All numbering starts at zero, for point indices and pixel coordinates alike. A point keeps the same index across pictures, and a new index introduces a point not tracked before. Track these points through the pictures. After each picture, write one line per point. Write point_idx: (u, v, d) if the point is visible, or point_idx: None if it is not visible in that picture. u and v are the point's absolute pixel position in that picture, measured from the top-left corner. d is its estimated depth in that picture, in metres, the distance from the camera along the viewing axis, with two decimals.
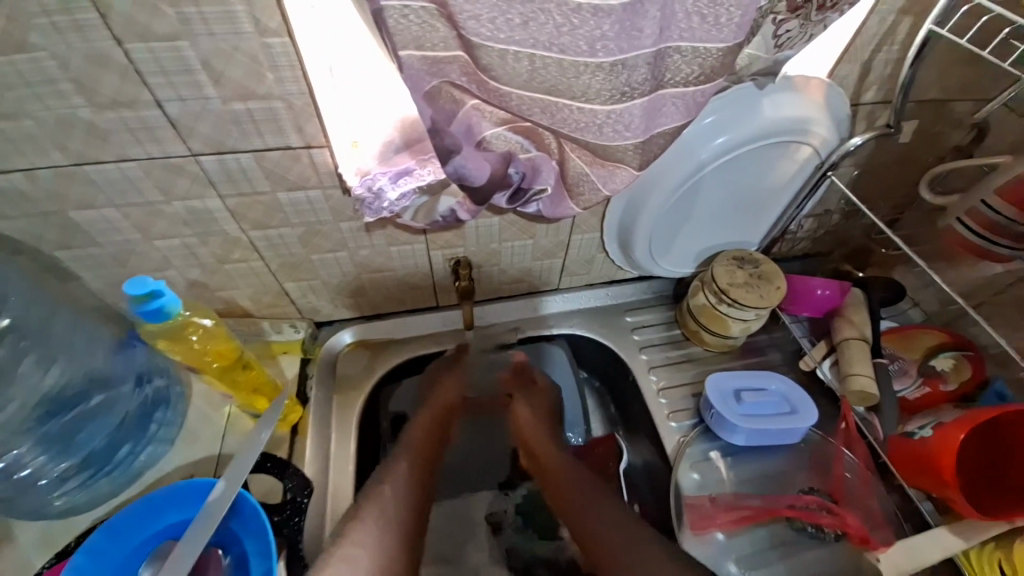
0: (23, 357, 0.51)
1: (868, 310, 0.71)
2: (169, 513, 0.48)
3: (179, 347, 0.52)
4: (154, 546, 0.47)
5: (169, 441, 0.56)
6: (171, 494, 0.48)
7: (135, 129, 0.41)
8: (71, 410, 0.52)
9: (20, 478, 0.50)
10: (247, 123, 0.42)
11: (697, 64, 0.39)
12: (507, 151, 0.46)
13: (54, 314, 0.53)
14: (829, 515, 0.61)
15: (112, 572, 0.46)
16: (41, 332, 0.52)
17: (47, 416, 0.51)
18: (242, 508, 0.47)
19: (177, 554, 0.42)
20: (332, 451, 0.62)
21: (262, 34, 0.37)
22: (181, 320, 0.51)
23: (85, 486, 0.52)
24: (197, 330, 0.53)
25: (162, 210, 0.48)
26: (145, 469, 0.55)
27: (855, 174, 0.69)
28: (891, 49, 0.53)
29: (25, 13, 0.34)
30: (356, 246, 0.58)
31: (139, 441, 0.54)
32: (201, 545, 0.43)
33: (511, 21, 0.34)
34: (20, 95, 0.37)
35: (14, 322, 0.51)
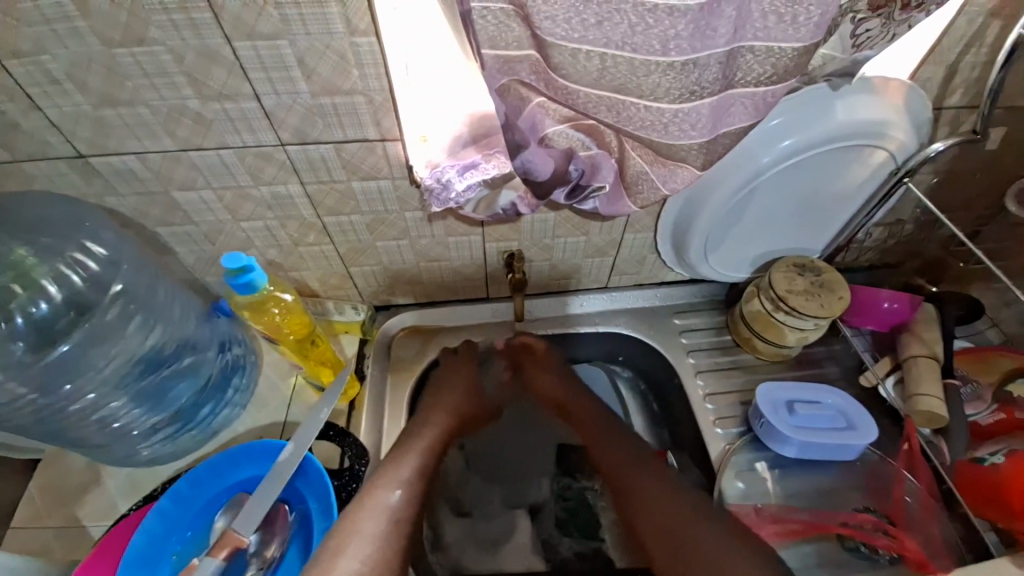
0: (130, 319, 0.55)
1: (941, 327, 0.66)
2: (242, 468, 0.53)
3: (261, 318, 0.58)
4: (229, 497, 0.52)
5: (242, 405, 0.62)
6: (245, 451, 0.53)
7: (235, 120, 0.45)
8: (164, 370, 0.57)
9: (117, 426, 0.56)
10: (331, 115, 0.46)
11: (770, 64, 0.39)
12: (569, 148, 0.48)
13: (156, 283, 0.56)
14: (887, 537, 0.58)
15: (192, 515, 0.51)
16: (147, 298, 0.55)
17: (145, 372, 0.56)
18: (307, 470, 0.51)
19: (251, 505, 0.47)
20: (385, 426, 0.66)
21: (352, 34, 0.40)
22: (266, 294, 0.56)
23: (171, 438, 0.58)
24: (278, 304, 0.57)
25: (250, 194, 0.53)
26: (221, 429, 0.61)
27: (933, 182, 0.66)
28: (982, 51, 0.50)
29: (153, 14, 0.38)
30: (417, 235, 0.61)
31: (218, 403, 0.61)
32: (271, 500, 0.48)
33: (586, 22, 0.35)
34: (142, 86, 0.42)
35: (125, 288, 0.54)
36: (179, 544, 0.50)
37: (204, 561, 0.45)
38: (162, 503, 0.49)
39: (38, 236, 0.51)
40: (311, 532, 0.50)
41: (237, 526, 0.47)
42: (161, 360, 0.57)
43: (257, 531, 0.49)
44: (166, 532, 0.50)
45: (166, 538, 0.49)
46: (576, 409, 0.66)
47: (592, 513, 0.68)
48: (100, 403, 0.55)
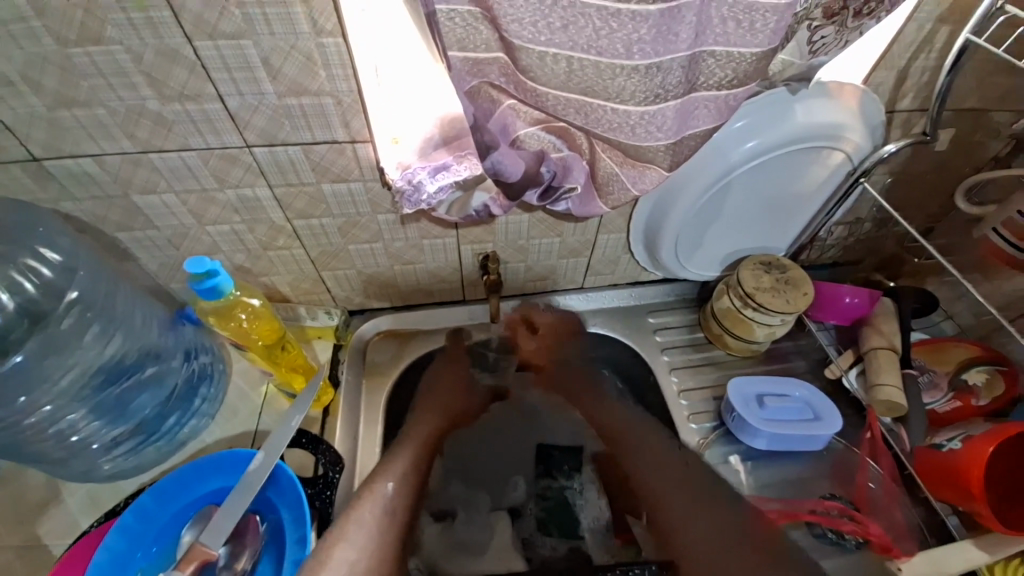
0: (88, 328, 0.52)
1: (900, 320, 0.69)
2: (210, 480, 0.51)
3: (228, 324, 0.56)
4: (195, 510, 0.50)
5: (211, 415, 0.61)
6: (213, 463, 0.51)
7: (198, 121, 0.44)
8: (125, 380, 0.55)
9: (74, 441, 0.54)
10: (298, 117, 0.45)
11: (731, 68, 0.40)
12: (541, 150, 0.48)
13: (115, 289, 0.54)
14: (852, 522, 0.61)
15: (156, 531, 0.49)
16: (107, 306, 0.53)
17: (104, 384, 0.54)
18: (278, 479, 0.50)
19: (219, 519, 0.46)
20: (361, 432, 0.66)
21: (318, 34, 0.40)
22: (233, 299, 0.55)
23: (135, 450, 0.56)
24: (246, 310, 0.56)
25: (216, 197, 0.52)
26: (188, 440, 0.59)
27: (888, 182, 0.69)
28: (929, 57, 0.53)
29: (105, 10, 0.37)
30: (391, 238, 0.61)
31: (185, 413, 0.59)
32: (240, 512, 0.46)
33: (552, 25, 0.36)
34: (96, 86, 0.41)
35: (81, 295, 0.52)
36: (142, 562, 0.48)
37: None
38: (124, 519, 0.48)
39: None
40: (283, 544, 0.48)
41: (205, 539, 0.45)
42: (123, 369, 0.55)
43: (228, 543, 0.48)
44: (129, 550, 0.48)
45: (128, 556, 0.47)
46: (583, 398, 0.72)
47: (572, 513, 0.67)
48: (57, 415, 0.52)
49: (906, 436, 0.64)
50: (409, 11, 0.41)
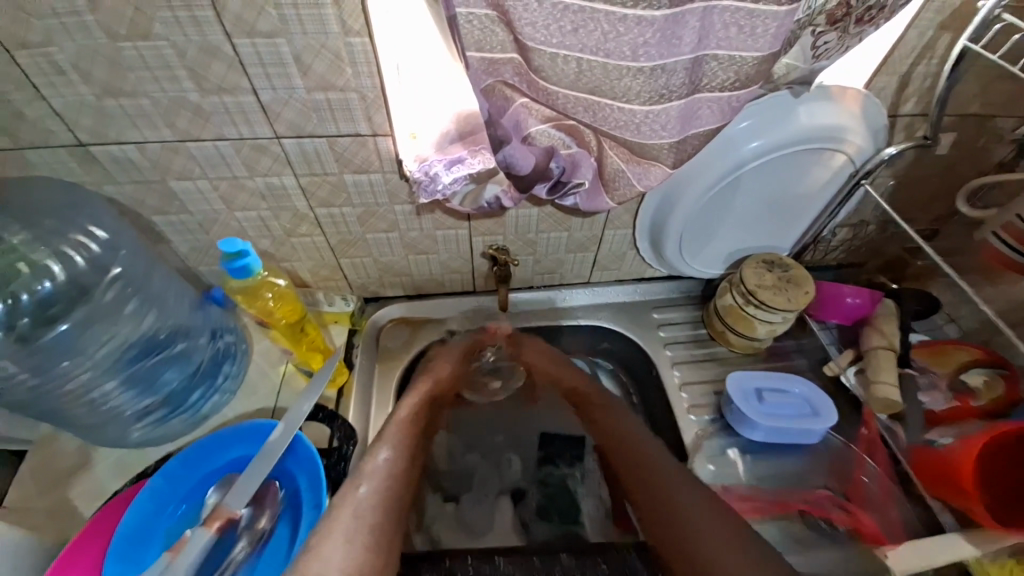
0: (128, 302, 0.57)
1: (901, 322, 0.70)
2: (233, 449, 0.54)
3: (254, 303, 0.60)
4: (218, 477, 0.53)
5: (233, 391, 0.64)
6: (235, 433, 0.54)
7: (233, 112, 0.48)
8: (156, 355, 0.59)
9: (108, 409, 0.58)
10: (325, 110, 0.48)
11: (733, 71, 0.43)
12: (550, 146, 0.51)
13: (153, 268, 0.58)
14: (842, 512, 0.64)
15: (184, 494, 0.53)
16: (144, 280, 0.57)
17: (137, 357, 0.58)
18: (296, 449, 0.53)
19: (240, 485, 0.49)
20: (373, 413, 0.69)
21: (346, 34, 0.43)
22: (260, 279, 0.59)
23: (164, 419, 0.60)
24: (272, 289, 0.60)
25: (245, 184, 0.55)
26: (211, 414, 0.62)
27: (891, 186, 0.70)
28: (931, 62, 0.55)
29: (153, 7, 0.40)
30: (406, 228, 0.64)
31: (209, 388, 0.62)
32: (259, 479, 0.49)
33: (563, 28, 0.39)
34: (141, 78, 0.44)
35: (123, 271, 0.56)
36: (170, 523, 0.51)
37: (197, 533, 0.47)
38: (155, 482, 0.51)
39: (37, 220, 0.53)
40: (300, 509, 0.52)
41: (229, 499, 0.49)
42: (155, 343, 0.58)
43: (249, 506, 0.52)
44: (158, 510, 0.51)
45: (158, 516, 0.51)
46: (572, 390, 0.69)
47: (571, 496, 0.70)
48: (94, 384, 0.56)
49: (901, 433, 0.66)
50: (431, 12, 0.44)
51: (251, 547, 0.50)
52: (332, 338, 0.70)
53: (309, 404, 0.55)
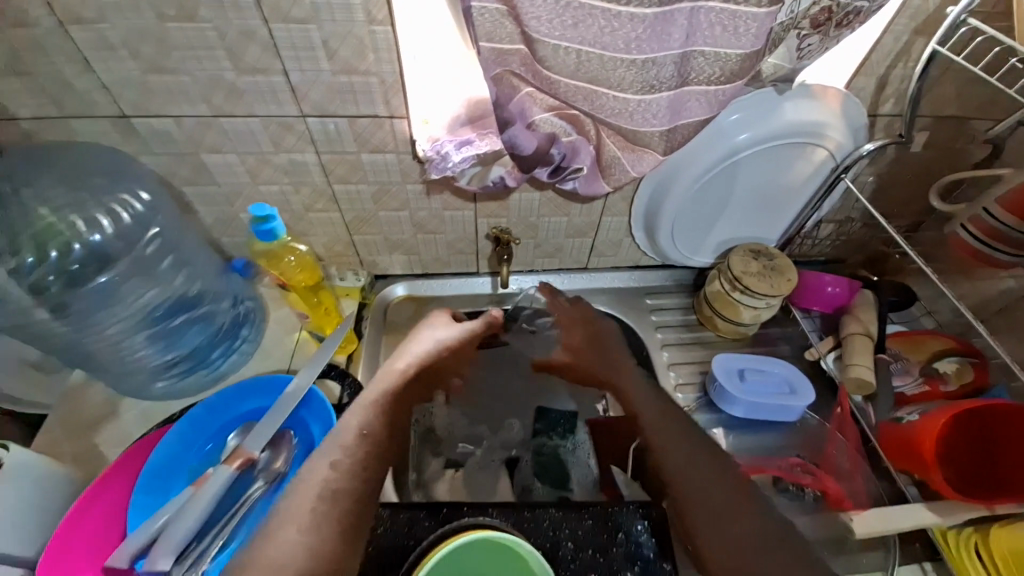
0: (165, 257, 0.63)
1: (878, 311, 0.75)
2: (252, 400, 0.59)
3: (278, 265, 0.68)
4: (237, 424, 0.58)
5: (248, 354, 0.68)
6: (255, 385, 0.60)
7: (265, 92, 0.53)
8: (183, 313, 0.65)
9: (136, 362, 0.63)
10: (348, 93, 0.53)
11: (718, 67, 0.47)
12: (552, 133, 0.55)
13: (184, 235, 0.64)
14: (812, 477, 0.68)
15: (207, 437, 0.58)
16: (178, 242, 0.63)
17: (168, 312, 0.64)
18: (311, 400, 0.59)
19: (260, 428, 0.54)
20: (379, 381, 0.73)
21: (371, 23, 0.48)
22: (285, 244, 0.68)
23: (187, 373, 0.65)
24: (294, 254, 0.69)
25: (271, 159, 0.60)
26: (227, 374, 0.67)
27: (873, 184, 0.74)
28: (907, 65, 0.59)
29: None
30: (416, 207, 0.69)
31: (228, 348, 0.67)
32: (278, 424, 0.55)
33: (565, 23, 0.43)
34: (184, 57, 0.49)
35: (161, 232, 0.62)
36: (193, 463, 0.56)
37: (219, 469, 0.52)
38: (181, 425, 0.56)
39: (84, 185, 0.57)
40: (312, 454, 0.57)
41: (249, 442, 0.54)
42: (186, 300, 0.65)
43: (265, 450, 0.57)
44: (182, 452, 0.56)
45: (182, 457, 0.56)
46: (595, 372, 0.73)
47: (563, 466, 0.74)
48: (128, 334, 0.62)
49: (872, 413, 0.70)
50: (448, 4, 0.49)
51: (266, 487, 0.55)
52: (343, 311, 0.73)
53: (324, 359, 0.61)
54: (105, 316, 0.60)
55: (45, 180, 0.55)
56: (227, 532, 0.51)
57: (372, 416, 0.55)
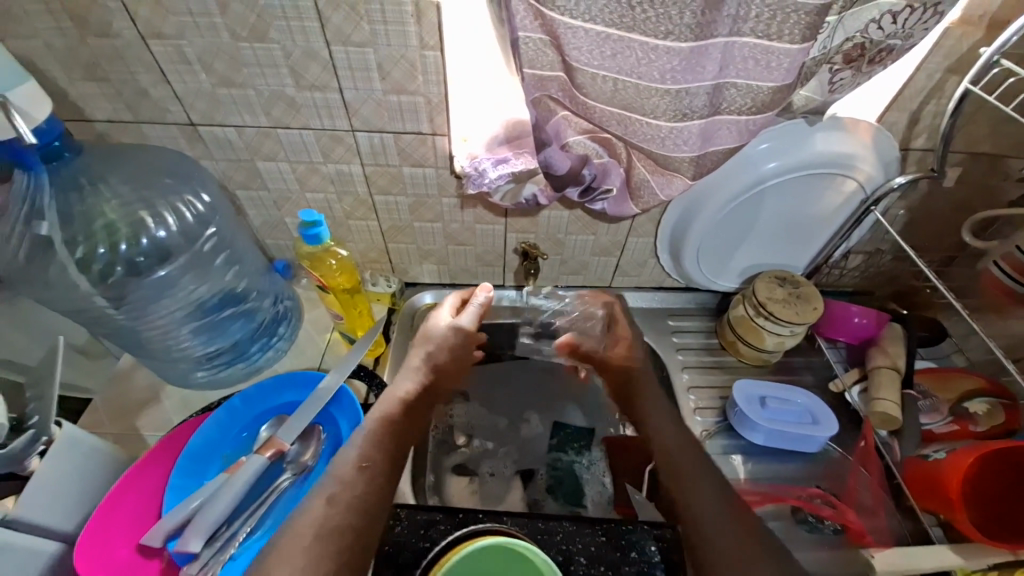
0: (219, 255, 0.67)
1: (906, 345, 0.74)
2: (285, 393, 0.62)
3: (320, 267, 0.69)
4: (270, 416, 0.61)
5: (284, 350, 0.72)
6: (289, 379, 0.62)
7: (321, 106, 0.57)
8: (227, 308, 0.68)
9: (181, 351, 0.68)
10: (396, 110, 0.57)
11: (750, 98, 0.49)
12: (584, 155, 0.58)
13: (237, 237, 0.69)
14: (832, 510, 0.67)
15: (242, 426, 0.61)
16: (233, 240, 0.67)
17: (216, 306, 0.68)
18: (340, 398, 0.61)
19: (291, 422, 0.57)
20: None
21: (423, 48, 0.51)
22: (327, 247, 0.69)
23: (227, 363, 0.69)
24: (336, 257, 0.70)
25: (319, 168, 0.64)
26: (263, 367, 0.71)
27: (904, 217, 0.73)
28: (939, 102, 0.60)
29: (272, 17, 0.49)
30: (450, 219, 0.72)
31: (266, 343, 0.71)
32: (308, 419, 0.57)
33: (604, 54, 0.46)
34: (251, 73, 0.54)
35: (217, 230, 0.66)
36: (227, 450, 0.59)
37: (253, 456, 0.54)
38: (220, 413, 0.59)
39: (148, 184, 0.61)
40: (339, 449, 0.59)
41: (281, 433, 0.56)
42: (233, 296, 0.69)
43: (295, 444, 0.59)
44: (218, 439, 0.59)
45: (218, 443, 0.59)
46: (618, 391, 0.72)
47: (577, 481, 0.75)
48: (178, 324, 0.66)
49: (899, 449, 0.69)
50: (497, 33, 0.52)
51: (294, 478, 0.57)
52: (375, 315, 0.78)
53: (354, 362, 0.63)
54: (159, 307, 0.64)
55: (117, 178, 0.59)
56: (255, 521, 0.53)
57: (373, 439, 0.54)
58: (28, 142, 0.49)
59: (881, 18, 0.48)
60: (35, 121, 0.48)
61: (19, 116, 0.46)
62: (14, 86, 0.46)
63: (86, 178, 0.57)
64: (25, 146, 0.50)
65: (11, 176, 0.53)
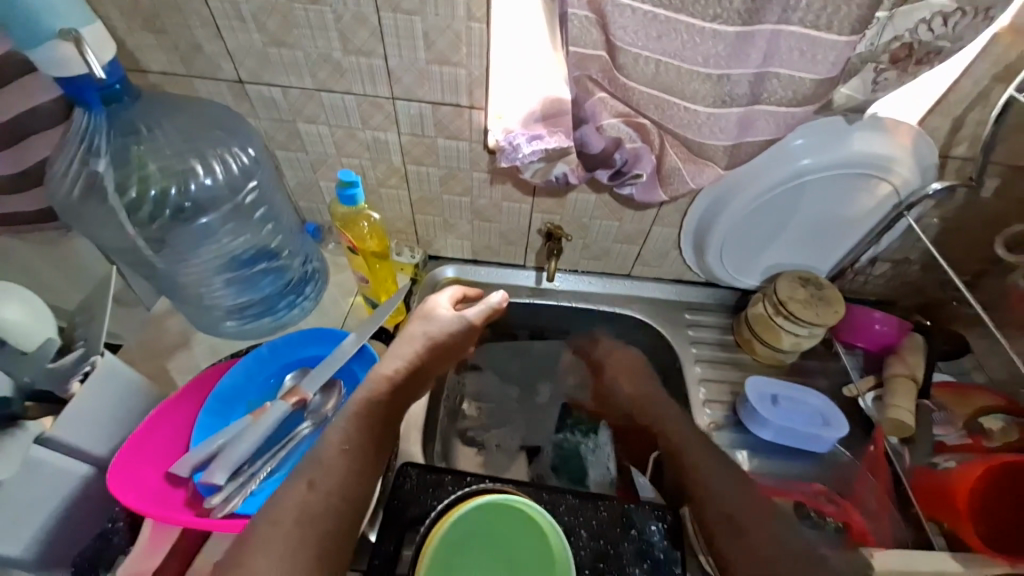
0: (258, 209, 0.70)
1: (925, 356, 0.74)
2: (310, 347, 0.65)
3: (351, 229, 0.71)
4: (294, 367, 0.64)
5: (309, 310, 0.75)
6: (314, 334, 0.65)
7: (365, 72, 0.58)
8: (260, 262, 0.71)
9: (214, 299, 0.71)
10: (437, 80, 0.59)
11: (792, 90, 0.49)
12: (616, 138, 0.58)
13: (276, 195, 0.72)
14: (835, 507, 0.68)
15: (268, 375, 0.63)
16: (272, 196, 0.71)
17: (250, 259, 0.71)
18: (363, 355, 0.64)
19: (314, 374, 0.59)
20: None
21: (470, 19, 0.53)
22: (360, 210, 0.71)
23: (255, 317, 0.72)
24: (367, 220, 0.72)
25: (356, 134, 0.66)
26: (288, 323, 0.73)
27: (939, 228, 0.72)
28: (985, 110, 0.59)
29: None
30: (478, 195, 0.73)
31: (293, 300, 0.74)
32: (331, 372, 0.59)
33: (649, 35, 0.46)
34: (301, 34, 0.55)
35: (259, 185, 0.69)
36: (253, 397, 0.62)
37: (277, 403, 0.57)
38: (248, 359, 0.62)
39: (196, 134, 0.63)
40: None
41: (304, 384, 0.59)
42: (265, 252, 0.72)
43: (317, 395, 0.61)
44: (244, 386, 0.62)
45: (244, 389, 0.62)
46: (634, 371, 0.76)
47: (581, 463, 0.76)
48: (213, 272, 0.69)
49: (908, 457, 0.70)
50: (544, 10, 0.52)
51: (314, 427, 0.59)
52: (398, 283, 0.79)
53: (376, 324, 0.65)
54: (196, 255, 0.67)
55: (173, 124, 0.61)
56: (276, 462, 0.56)
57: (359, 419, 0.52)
58: (97, 79, 0.50)
59: (931, 19, 0.47)
60: (103, 62, 0.50)
61: (91, 51, 0.48)
62: (85, 25, 0.47)
63: (144, 123, 0.59)
64: (91, 84, 0.51)
65: (73, 117, 0.56)
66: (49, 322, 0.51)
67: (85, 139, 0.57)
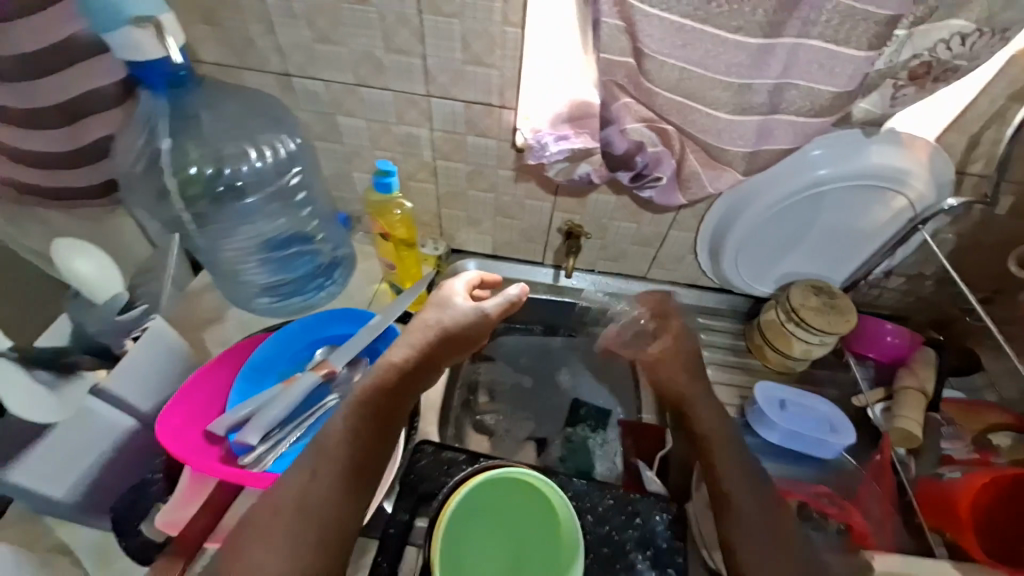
0: (298, 195, 0.75)
1: (936, 371, 0.75)
2: (339, 325, 0.68)
3: (384, 216, 0.75)
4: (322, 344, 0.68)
5: (335, 293, 0.78)
6: (343, 313, 0.68)
7: (404, 70, 0.62)
8: (294, 245, 0.76)
9: (249, 276, 0.75)
10: (470, 81, 0.62)
11: (810, 101, 0.51)
12: (639, 142, 0.60)
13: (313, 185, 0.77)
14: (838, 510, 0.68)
15: (298, 350, 0.67)
16: (314, 181, 0.76)
17: (286, 242, 0.75)
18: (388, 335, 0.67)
19: (342, 350, 0.63)
20: None
21: (505, 23, 0.56)
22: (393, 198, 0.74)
23: (289, 295, 0.76)
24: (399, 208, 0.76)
25: (391, 129, 0.70)
26: (314, 304, 0.77)
27: (955, 244, 0.73)
28: (1001, 129, 0.61)
29: None
30: (502, 191, 0.76)
31: (323, 283, 0.78)
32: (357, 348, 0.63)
33: (674, 44, 0.49)
34: (348, 35, 0.60)
35: (302, 173, 0.74)
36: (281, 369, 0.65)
37: (307, 373, 0.61)
38: (280, 334, 0.65)
39: (247, 122, 0.68)
40: None
41: (332, 357, 0.63)
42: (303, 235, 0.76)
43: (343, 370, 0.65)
44: (275, 357, 0.65)
45: (275, 361, 0.65)
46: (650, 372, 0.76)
47: (589, 455, 0.76)
48: (251, 251, 0.74)
49: (914, 467, 0.71)
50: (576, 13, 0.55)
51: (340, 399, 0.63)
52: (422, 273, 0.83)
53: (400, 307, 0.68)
54: (240, 234, 0.73)
55: (228, 107, 0.67)
56: (304, 429, 0.59)
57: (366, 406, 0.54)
58: (171, 63, 0.55)
59: (951, 39, 0.49)
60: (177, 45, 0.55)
61: (168, 36, 0.53)
62: (163, 13, 0.52)
63: (202, 108, 0.64)
64: (162, 69, 0.56)
65: (139, 100, 0.60)
66: (116, 276, 0.57)
67: (146, 123, 0.63)
